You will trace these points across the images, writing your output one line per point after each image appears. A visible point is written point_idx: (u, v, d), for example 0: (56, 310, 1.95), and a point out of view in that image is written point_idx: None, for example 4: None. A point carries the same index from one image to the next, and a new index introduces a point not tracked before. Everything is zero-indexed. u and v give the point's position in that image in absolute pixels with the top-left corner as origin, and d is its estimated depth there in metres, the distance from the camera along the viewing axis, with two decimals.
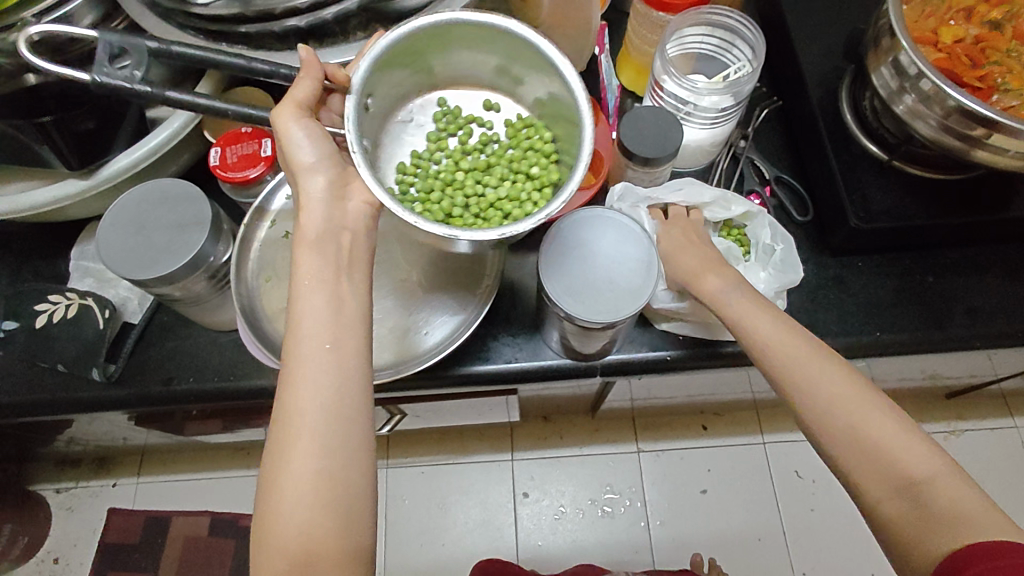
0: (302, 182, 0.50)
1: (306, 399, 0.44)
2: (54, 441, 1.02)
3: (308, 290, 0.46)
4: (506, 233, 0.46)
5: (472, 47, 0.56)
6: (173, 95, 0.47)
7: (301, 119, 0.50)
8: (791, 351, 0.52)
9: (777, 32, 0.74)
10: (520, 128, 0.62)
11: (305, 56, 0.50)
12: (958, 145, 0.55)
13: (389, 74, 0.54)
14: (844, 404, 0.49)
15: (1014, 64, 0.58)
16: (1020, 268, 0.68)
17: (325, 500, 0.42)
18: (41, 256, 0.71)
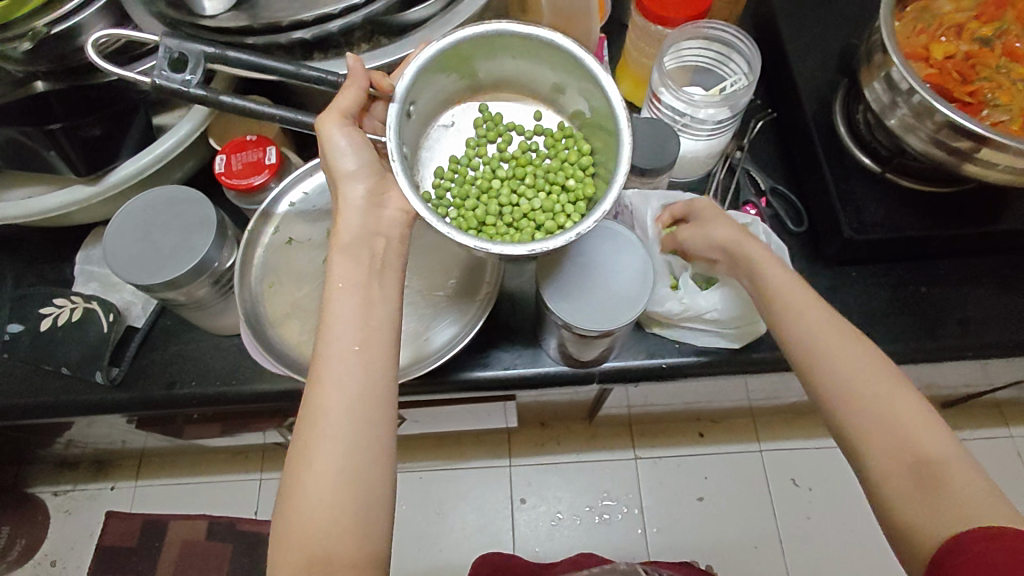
0: (343, 188, 0.51)
1: (332, 400, 0.44)
2: (53, 443, 1.03)
3: (338, 294, 0.47)
4: (536, 248, 0.46)
5: (515, 57, 0.56)
6: (227, 102, 0.49)
7: (344, 127, 0.51)
8: (819, 325, 0.51)
9: (773, 46, 0.75)
10: (559, 139, 0.63)
11: (351, 65, 0.52)
12: (949, 159, 0.56)
13: (431, 82, 0.55)
14: (864, 379, 0.48)
15: (1004, 80, 0.59)
16: (1011, 279, 0.69)
17: (343, 498, 0.43)
18: (46, 260, 0.72)
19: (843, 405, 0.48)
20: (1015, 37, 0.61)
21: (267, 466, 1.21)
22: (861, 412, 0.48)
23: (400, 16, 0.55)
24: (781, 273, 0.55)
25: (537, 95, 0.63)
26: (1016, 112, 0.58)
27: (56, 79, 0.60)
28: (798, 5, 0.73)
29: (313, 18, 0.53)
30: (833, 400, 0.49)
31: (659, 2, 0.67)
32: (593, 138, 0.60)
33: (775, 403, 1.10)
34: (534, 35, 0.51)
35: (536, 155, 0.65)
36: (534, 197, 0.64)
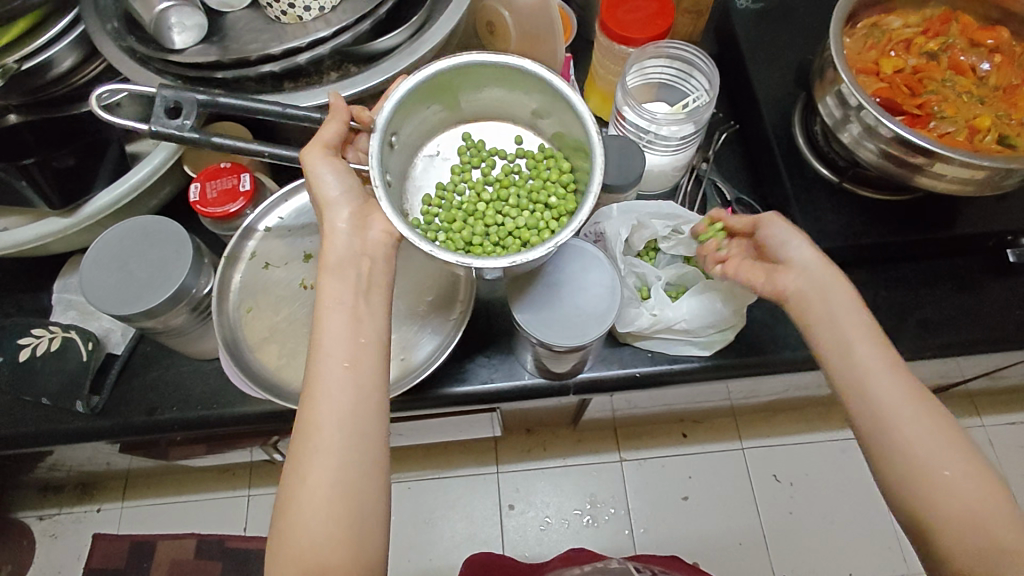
0: (328, 214, 0.52)
1: (324, 416, 0.46)
2: (36, 468, 1.03)
3: (327, 313, 0.49)
4: (516, 260, 0.47)
5: (493, 87, 0.58)
6: (219, 143, 0.50)
7: (328, 157, 0.52)
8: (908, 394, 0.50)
9: (735, 61, 0.77)
10: (540, 159, 0.64)
11: (334, 102, 0.53)
12: (900, 171, 0.59)
13: (415, 112, 0.56)
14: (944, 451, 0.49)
15: (949, 93, 0.62)
16: (966, 280, 0.72)
17: (338, 510, 0.45)
18: (23, 289, 0.72)
19: (925, 479, 0.48)
20: (960, 50, 0.64)
21: (254, 482, 1.22)
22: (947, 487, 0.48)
23: (367, 46, 0.57)
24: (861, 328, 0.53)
25: (517, 121, 0.65)
26: (962, 123, 0.60)
27: (29, 112, 0.61)
28: (757, 21, 0.76)
29: (283, 52, 0.54)
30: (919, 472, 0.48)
31: (621, 22, 0.69)
32: (571, 156, 0.61)
33: (754, 402, 1.12)
34: (506, 64, 0.53)
35: (519, 176, 0.67)
36: (519, 216, 0.66)
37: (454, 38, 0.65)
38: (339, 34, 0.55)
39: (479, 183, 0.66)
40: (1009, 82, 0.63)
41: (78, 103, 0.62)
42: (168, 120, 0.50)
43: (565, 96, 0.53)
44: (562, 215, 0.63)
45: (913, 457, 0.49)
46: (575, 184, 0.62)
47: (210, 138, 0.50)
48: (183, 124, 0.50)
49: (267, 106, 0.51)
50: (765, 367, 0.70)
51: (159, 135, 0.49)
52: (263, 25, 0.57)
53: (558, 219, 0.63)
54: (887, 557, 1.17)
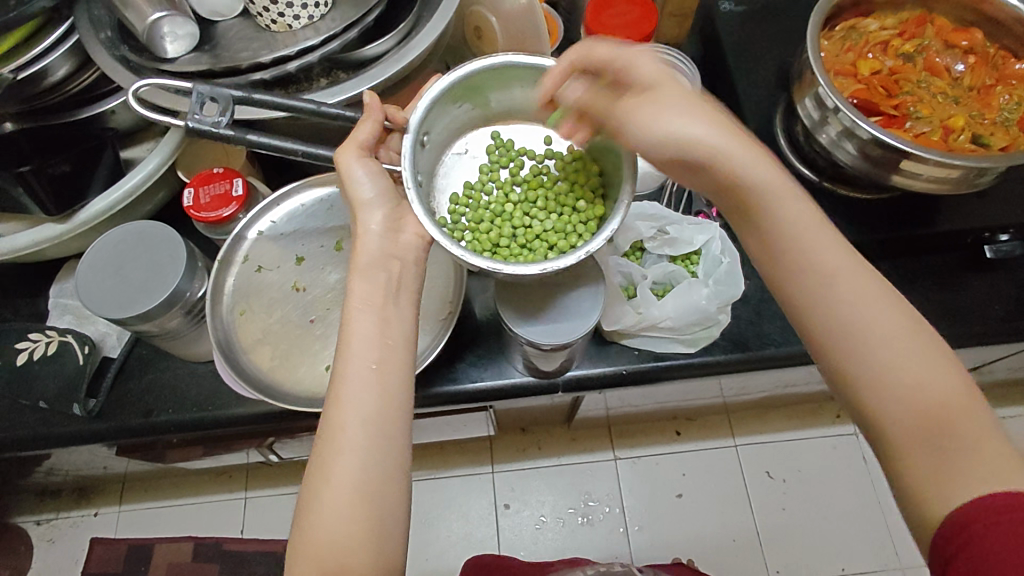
0: (361, 216, 0.53)
1: (348, 417, 0.46)
2: (33, 473, 1.04)
3: (355, 314, 0.49)
4: (547, 266, 0.49)
5: (525, 87, 0.59)
6: (256, 139, 0.51)
7: (362, 159, 0.54)
8: (873, 301, 0.43)
9: (719, 63, 0.79)
10: (571, 162, 0.65)
11: (367, 101, 0.55)
12: (877, 170, 0.61)
13: (446, 112, 0.58)
14: (906, 361, 0.42)
15: (924, 94, 0.64)
16: (948, 276, 0.74)
17: (359, 511, 0.44)
18: (20, 295, 0.73)
19: (862, 356, 0.43)
20: (934, 52, 0.65)
21: (251, 485, 1.23)
22: (896, 399, 0.41)
23: (356, 53, 0.58)
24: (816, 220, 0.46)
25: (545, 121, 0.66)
26: (937, 123, 0.62)
27: (25, 118, 0.63)
28: (740, 25, 0.77)
29: (272, 60, 0.56)
30: (857, 380, 0.43)
31: (605, 27, 0.71)
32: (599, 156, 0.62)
33: (745, 398, 1.14)
34: (540, 65, 0.54)
35: (548, 178, 0.67)
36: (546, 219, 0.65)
37: (442, 44, 0.67)
38: (328, 41, 0.56)
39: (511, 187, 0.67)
40: (983, 82, 0.65)
41: (76, 110, 0.64)
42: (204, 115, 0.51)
43: None
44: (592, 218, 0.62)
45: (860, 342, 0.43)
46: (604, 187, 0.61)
47: (246, 133, 0.51)
48: (218, 119, 0.51)
49: (300, 103, 0.53)
50: (751, 363, 0.71)
51: (194, 130, 0.50)
52: (253, 34, 0.58)
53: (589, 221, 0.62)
54: (878, 550, 1.18)
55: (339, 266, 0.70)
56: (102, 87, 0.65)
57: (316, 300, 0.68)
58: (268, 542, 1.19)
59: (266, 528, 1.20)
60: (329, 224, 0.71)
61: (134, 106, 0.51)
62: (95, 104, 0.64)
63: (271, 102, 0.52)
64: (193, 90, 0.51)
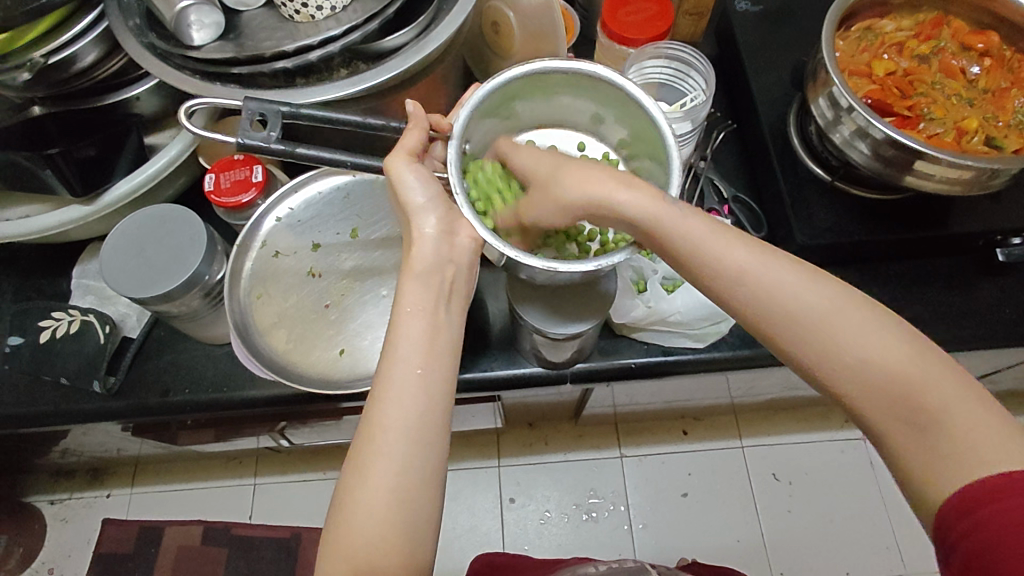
0: (415, 221, 0.53)
1: (391, 420, 0.46)
2: (49, 453, 1.06)
3: (405, 319, 0.49)
4: (602, 262, 0.49)
5: (562, 95, 0.61)
6: (305, 153, 0.50)
7: (412, 164, 0.54)
8: (789, 299, 0.45)
9: (733, 61, 0.80)
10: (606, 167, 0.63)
11: (413, 111, 0.55)
12: (890, 171, 0.61)
13: (482, 124, 0.59)
14: (841, 343, 0.43)
15: (939, 95, 0.64)
16: (959, 278, 0.74)
17: (394, 514, 0.45)
18: (43, 275, 0.75)
19: (830, 344, 0.44)
20: (950, 54, 0.66)
21: (260, 471, 1.25)
22: (851, 380, 0.43)
23: (376, 44, 0.59)
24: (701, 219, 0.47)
25: (579, 128, 0.66)
26: (950, 124, 0.62)
27: (54, 104, 0.65)
28: (755, 24, 0.78)
29: (295, 49, 0.57)
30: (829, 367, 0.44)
31: (622, 23, 0.72)
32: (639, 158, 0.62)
33: (752, 400, 1.14)
34: (578, 68, 0.55)
35: None
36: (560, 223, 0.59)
37: (460, 38, 0.68)
38: (350, 32, 0.58)
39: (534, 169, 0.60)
40: (998, 85, 0.65)
41: (106, 95, 0.66)
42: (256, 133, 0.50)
43: (632, 97, 0.55)
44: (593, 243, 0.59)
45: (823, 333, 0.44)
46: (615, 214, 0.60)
47: (297, 148, 0.50)
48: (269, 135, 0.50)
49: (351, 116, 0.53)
50: (759, 360, 0.72)
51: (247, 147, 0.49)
52: (277, 24, 0.59)
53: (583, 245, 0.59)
54: (884, 555, 1.18)
55: (355, 254, 0.71)
56: (130, 73, 0.66)
57: (330, 286, 0.70)
58: (278, 529, 1.21)
59: (274, 514, 1.22)
60: (345, 213, 0.72)
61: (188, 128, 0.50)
62: (123, 89, 0.66)
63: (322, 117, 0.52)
64: (244, 107, 0.50)
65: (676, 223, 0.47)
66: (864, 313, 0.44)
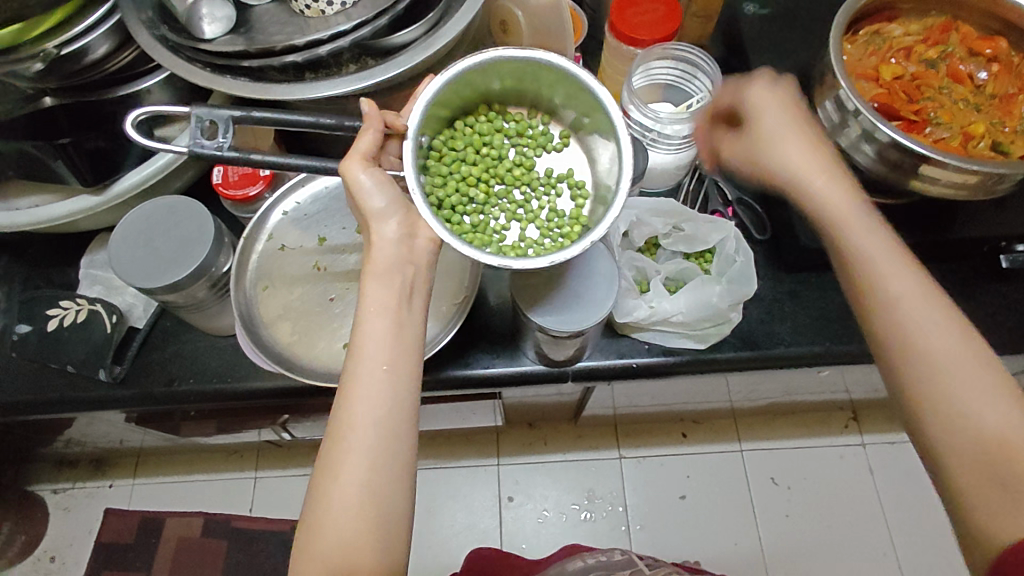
0: (374, 226, 0.55)
1: (362, 415, 0.49)
2: (53, 442, 1.07)
3: (369, 317, 0.51)
4: (555, 259, 0.52)
5: (505, 79, 0.63)
6: (256, 158, 0.52)
7: (368, 168, 0.54)
8: (926, 331, 0.50)
9: (740, 64, 0.80)
10: (562, 177, 0.69)
11: (366, 110, 0.55)
12: (895, 174, 0.61)
13: (438, 107, 0.61)
14: (954, 374, 0.48)
15: (946, 100, 0.64)
16: (963, 286, 0.74)
17: (366, 509, 0.47)
18: (51, 265, 0.76)
19: (942, 377, 0.49)
20: (958, 59, 0.66)
21: (261, 465, 1.25)
22: (949, 417, 0.48)
23: (385, 40, 0.59)
24: (880, 239, 0.54)
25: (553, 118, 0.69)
26: (957, 129, 0.63)
27: (64, 94, 0.65)
28: (764, 27, 0.78)
29: (305, 43, 0.57)
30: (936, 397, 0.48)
31: (630, 23, 0.72)
32: (591, 140, 0.65)
33: (752, 404, 1.14)
34: (526, 57, 0.57)
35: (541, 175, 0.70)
36: (506, 211, 0.71)
37: (468, 36, 0.68)
38: (359, 27, 0.57)
39: (499, 158, 0.70)
40: (1005, 91, 0.65)
41: (115, 87, 0.66)
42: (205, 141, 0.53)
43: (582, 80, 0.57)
44: (564, 237, 0.66)
45: (942, 365, 0.49)
46: (591, 197, 0.66)
47: (247, 152, 0.52)
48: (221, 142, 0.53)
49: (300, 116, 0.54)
50: (760, 362, 0.72)
51: (196, 154, 0.52)
52: (287, 19, 0.59)
53: (555, 238, 0.67)
54: (881, 562, 1.18)
55: (359, 249, 0.71)
56: (137, 67, 0.66)
57: (333, 280, 0.70)
58: (277, 522, 1.22)
59: (274, 508, 1.23)
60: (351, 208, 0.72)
61: (132, 134, 0.53)
62: (129, 84, 0.66)
63: (274, 119, 0.54)
64: (191, 115, 0.52)
65: (862, 240, 0.54)
66: (987, 373, 0.48)
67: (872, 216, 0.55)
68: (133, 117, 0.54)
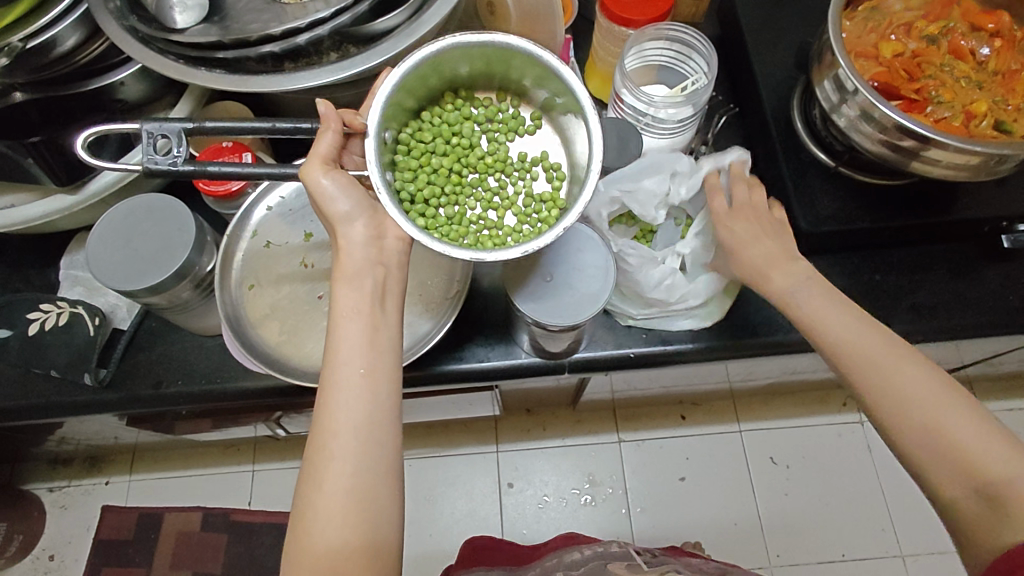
0: (341, 230, 0.54)
1: (340, 422, 0.48)
2: (45, 441, 1.05)
3: (344, 322, 0.50)
4: (528, 248, 0.51)
5: (471, 65, 0.61)
6: (214, 169, 0.51)
7: (328, 172, 0.53)
8: (871, 368, 0.52)
9: (735, 43, 0.78)
10: (536, 160, 0.67)
11: (324, 112, 0.55)
12: (896, 157, 0.60)
13: (406, 93, 0.59)
14: (915, 405, 0.49)
15: (947, 77, 0.62)
16: (962, 265, 0.73)
17: (355, 515, 0.46)
18: (30, 266, 0.74)
19: (901, 409, 0.50)
20: (959, 35, 0.64)
21: (258, 458, 1.24)
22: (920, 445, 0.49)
23: (368, 26, 0.56)
24: (817, 295, 0.57)
25: (524, 99, 0.67)
26: (958, 108, 0.61)
27: (30, 89, 0.62)
28: (759, 4, 0.75)
29: (282, 32, 0.54)
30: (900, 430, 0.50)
31: (622, 3, 0.69)
32: (563, 121, 0.64)
33: (751, 384, 1.13)
34: (490, 41, 0.56)
35: (515, 159, 0.69)
36: (483, 199, 0.69)
37: (453, 20, 0.65)
38: (338, 14, 0.54)
39: (472, 145, 0.69)
40: (1008, 67, 0.63)
41: (83, 82, 0.62)
42: (159, 156, 0.52)
43: (551, 67, 0.56)
44: (542, 222, 0.66)
45: (900, 396, 0.50)
46: (568, 179, 0.65)
47: (204, 165, 0.51)
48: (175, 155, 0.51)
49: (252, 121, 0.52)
50: (759, 349, 0.71)
51: (151, 171, 0.51)
52: (262, 5, 0.56)
53: (533, 224, 0.67)
54: (879, 538, 1.19)
55: None
56: (111, 58, 0.63)
57: (322, 277, 0.68)
58: (276, 514, 1.21)
59: (272, 500, 1.22)
60: None
61: (82, 155, 0.52)
62: (102, 76, 0.63)
63: (227, 127, 0.52)
64: (141, 132, 0.51)
65: (801, 299, 0.57)
66: (941, 394, 0.49)
67: (806, 279, 0.58)
68: (79, 139, 0.52)
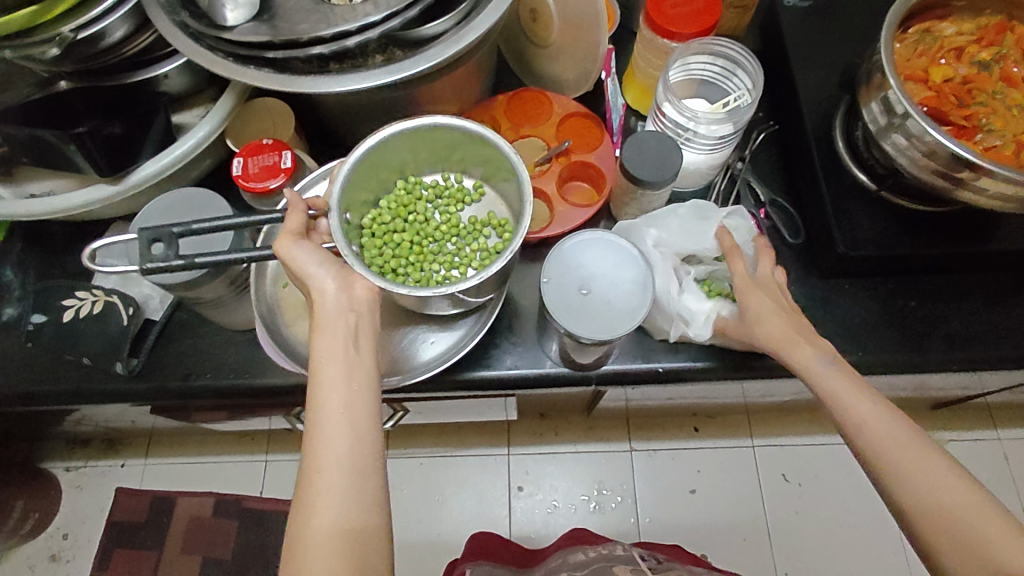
0: (311, 281, 0.54)
1: (327, 459, 0.48)
2: (64, 421, 1.07)
3: (324, 363, 0.51)
4: (485, 273, 0.54)
5: (411, 151, 0.65)
6: (204, 260, 0.53)
7: (297, 241, 0.54)
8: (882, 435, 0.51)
9: (778, 59, 0.77)
10: (487, 221, 0.70)
11: (290, 198, 0.57)
12: (943, 184, 0.58)
13: (357, 185, 0.62)
14: (923, 477, 0.48)
15: (999, 105, 0.61)
16: (998, 295, 0.72)
17: (346, 553, 0.46)
18: (66, 253, 0.74)
19: (907, 477, 0.49)
20: (1013, 61, 0.63)
21: (272, 448, 1.25)
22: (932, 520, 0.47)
23: (416, 31, 0.56)
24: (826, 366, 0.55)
25: (468, 174, 0.72)
26: (1009, 137, 0.60)
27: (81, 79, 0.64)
28: (805, 21, 0.74)
29: (332, 35, 0.54)
30: (915, 503, 0.48)
31: (667, 16, 0.68)
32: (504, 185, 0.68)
33: (769, 400, 1.12)
34: (419, 125, 0.60)
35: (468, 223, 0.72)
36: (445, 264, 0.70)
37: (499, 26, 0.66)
38: (389, 18, 0.54)
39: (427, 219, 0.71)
40: None
41: (133, 71, 0.64)
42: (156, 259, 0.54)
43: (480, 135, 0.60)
44: None
45: (911, 469, 0.49)
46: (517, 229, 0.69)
47: (195, 258, 0.53)
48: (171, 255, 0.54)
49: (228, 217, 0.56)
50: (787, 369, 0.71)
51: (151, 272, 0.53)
52: (311, 5, 0.55)
53: None
54: (890, 562, 1.18)
55: None
56: (157, 49, 0.64)
57: None
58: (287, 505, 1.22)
59: (285, 490, 1.23)
60: None
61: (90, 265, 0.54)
62: (150, 68, 0.64)
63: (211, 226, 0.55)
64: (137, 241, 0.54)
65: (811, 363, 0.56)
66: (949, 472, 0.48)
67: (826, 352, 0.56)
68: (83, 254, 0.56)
